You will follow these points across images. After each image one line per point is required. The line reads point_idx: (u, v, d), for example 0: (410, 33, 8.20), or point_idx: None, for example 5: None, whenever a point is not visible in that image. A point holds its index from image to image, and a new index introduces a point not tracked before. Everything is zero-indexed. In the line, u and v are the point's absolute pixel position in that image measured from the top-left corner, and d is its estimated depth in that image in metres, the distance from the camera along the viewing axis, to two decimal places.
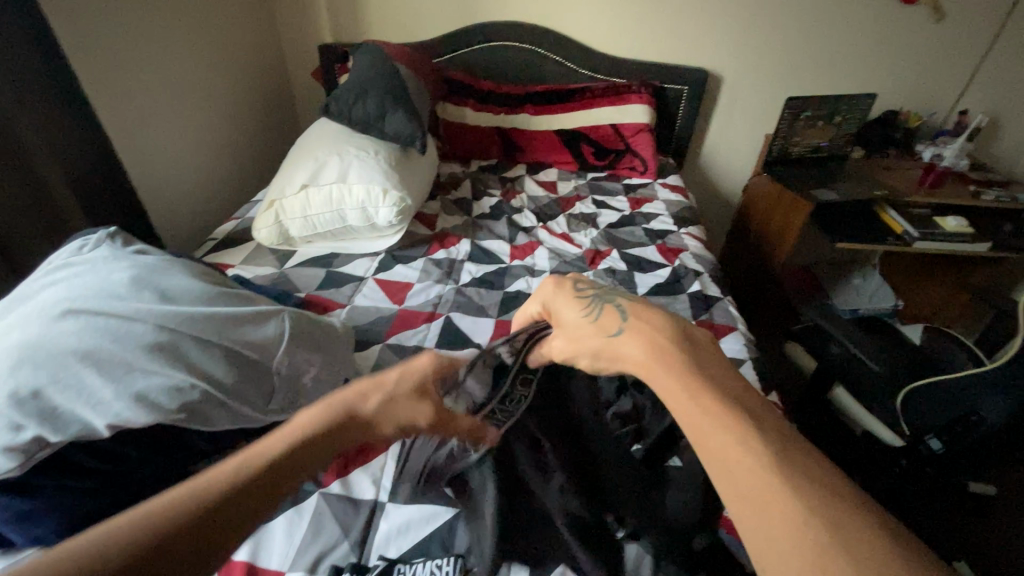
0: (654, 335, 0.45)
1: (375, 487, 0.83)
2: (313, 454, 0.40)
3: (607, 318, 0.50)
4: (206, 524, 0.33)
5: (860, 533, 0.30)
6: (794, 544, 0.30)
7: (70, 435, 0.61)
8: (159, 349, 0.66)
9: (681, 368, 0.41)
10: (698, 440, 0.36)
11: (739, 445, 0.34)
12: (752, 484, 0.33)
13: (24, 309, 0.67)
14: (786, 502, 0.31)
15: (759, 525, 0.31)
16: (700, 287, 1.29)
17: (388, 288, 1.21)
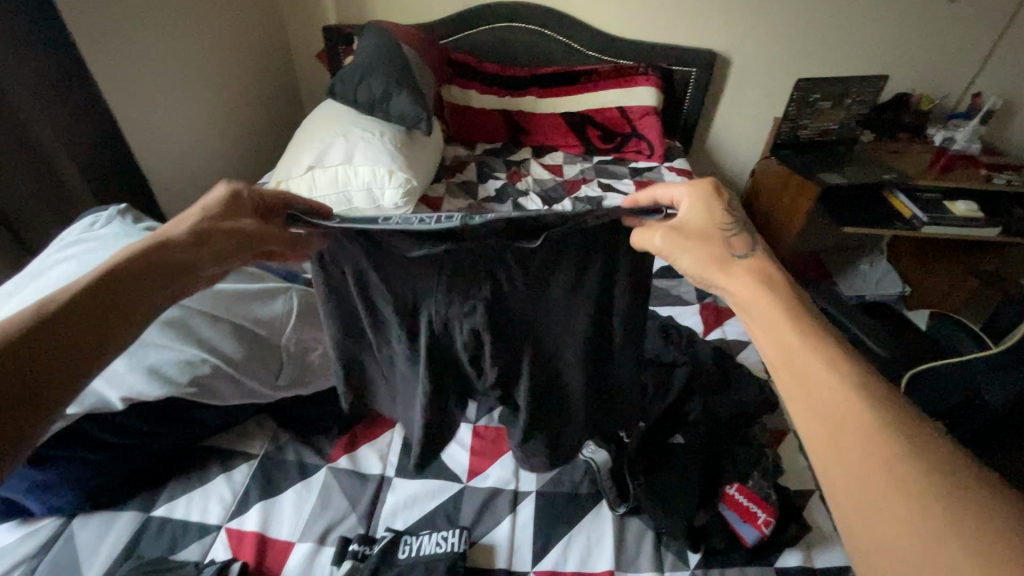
0: (765, 274, 0.54)
1: (382, 462, 0.85)
2: (99, 310, 0.49)
3: (737, 243, 0.59)
4: (14, 378, 0.42)
5: (918, 432, 0.39)
6: (861, 436, 0.39)
7: (85, 407, 0.65)
8: (169, 324, 0.68)
9: (777, 304, 0.50)
10: (789, 362, 0.46)
11: (824, 368, 0.44)
12: (830, 394, 0.42)
13: (37, 285, 0.68)
14: (859, 411, 0.41)
15: (825, 429, 0.42)
16: None
17: None
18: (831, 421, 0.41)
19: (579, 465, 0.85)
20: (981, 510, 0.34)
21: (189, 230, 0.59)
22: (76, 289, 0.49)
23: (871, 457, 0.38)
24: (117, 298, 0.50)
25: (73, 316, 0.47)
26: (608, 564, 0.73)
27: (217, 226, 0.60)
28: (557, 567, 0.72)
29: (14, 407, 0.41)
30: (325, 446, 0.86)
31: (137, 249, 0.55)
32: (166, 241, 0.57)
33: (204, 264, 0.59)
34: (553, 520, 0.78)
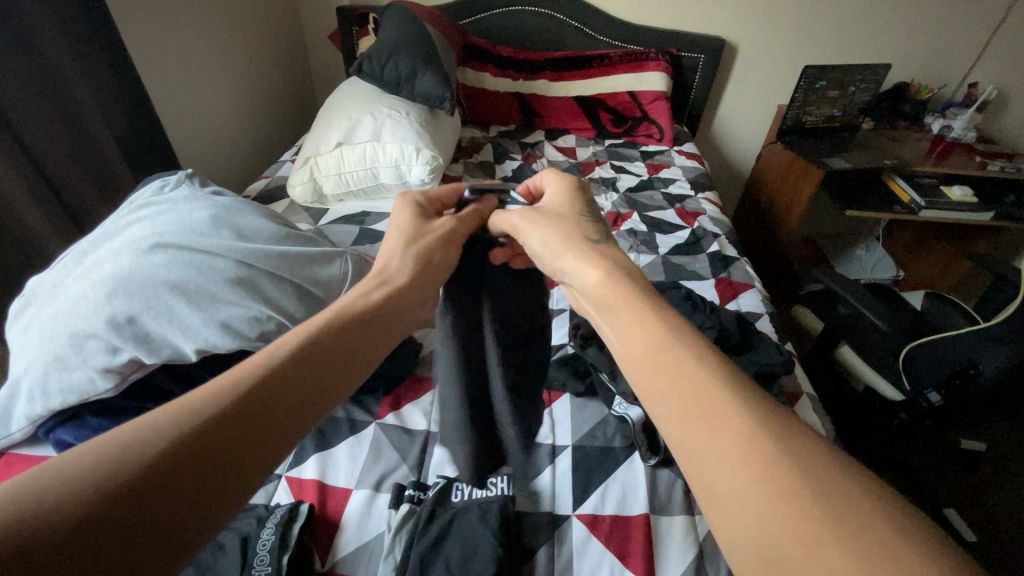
0: (612, 268, 0.48)
1: (426, 419, 0.90)
2: (347, 341, 0.47)
3: (602, 244, 0.53)
4: (285, 388, 0.39)
5: (790, 431, 0.33)
6: (734, 442, 0.33)
7: (162, 357, 0.69)
8: (239, 282, 0.72)
9: (637, 305, 0.43)
10: (652, 362, 0.39)
11: (691, 367, 0.37)
12: (702, 399, 0.35)
13: (113, 244, 0.74)
14: (733, 417, 0.34)
15: (695, 446, 0.34)
16: (718, 248, 1.35)
17: None
18: (699, 430, 0.34)
19: (611, 422, 0.91)
20: (868, 525, 0.28)
21: (408, 259, 0.58)
22: (324, 320, 0.47)
23: (744, 469, 0.31)
24: (358, 330, 0.48)
25: (319, 351, 0.44)
26: (643, 507, 0.78)
27: (430, 247, 0.61)
28: (596, 510, 0.78)
29: (277, 418, 0.38)
30: (372, 404, 0.91)
31: (366, 280, 0.55)
32: (393, 269, 0.57)
33: (420, 284, 0.58)
34: (591, 471, 0.84)
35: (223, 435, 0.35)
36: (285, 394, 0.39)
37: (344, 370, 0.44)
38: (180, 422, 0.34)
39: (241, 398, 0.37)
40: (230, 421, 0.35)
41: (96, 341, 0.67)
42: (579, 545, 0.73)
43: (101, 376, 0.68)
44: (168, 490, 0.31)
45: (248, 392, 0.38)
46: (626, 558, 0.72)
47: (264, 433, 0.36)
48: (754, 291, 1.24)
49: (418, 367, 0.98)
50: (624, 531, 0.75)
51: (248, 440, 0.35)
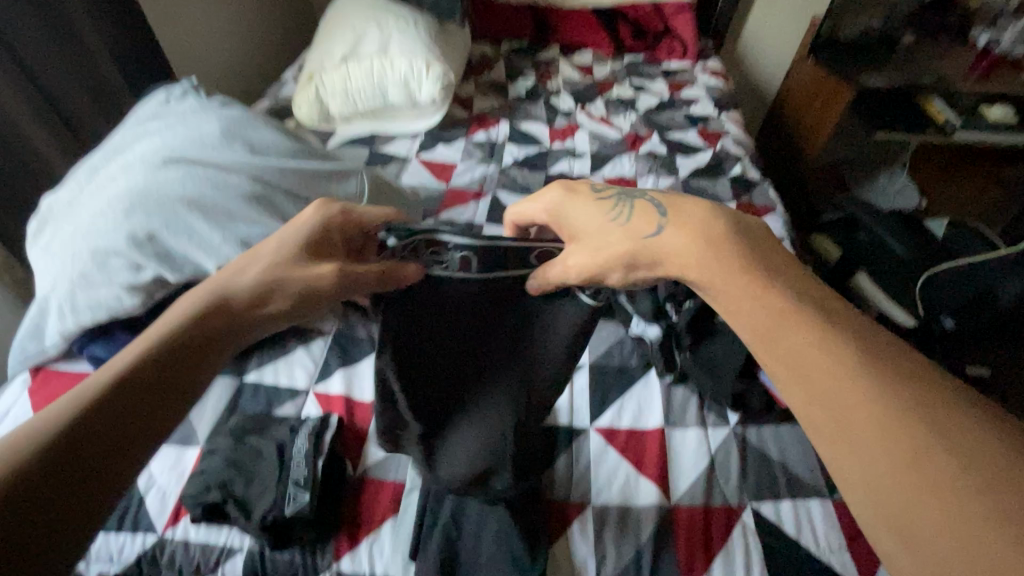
0: (710, 239, 0.44)
1: None
2: (168, 372, 0.42)
3: (638, 219, 0.48)
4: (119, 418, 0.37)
5: (901, 373, 0.35)
6: (859, 406, 0.34)
7: (186, 275, 0.69)
8: (255, 198, 0.71)
9: (745, 277, 0.41)
10: (771, 340, 0.38)
11: (810, 345, 0.37)
12: (821, 371, 0.36)
13: (123, 159, 0.72)
14: (863, 402, 0.34)
15: (832, 430, 0.35)
16: (740, 170, 1.30)
17: (434, 168, 1.25)
18: (830, 414, 0.35)
19: (628, 342, 0.92)
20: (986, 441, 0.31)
21: (260, 280, 0.51)
22: (151, 346, 0.43)
23: (875, 428, 0.33)
24: (200, 350, 0.45)
25: (156, 374, 0.41)
26: (658, 421, 0.81)
27: (292, 270, 0.53)
28: (613, 423, 0.81)
29: (87, 472, 0.34)
30: None
31: (197, 303, 0.48)
32: (240, 286, 0.50)
33: (277, 308, 0.51)
34: (608, 388, 0.86)
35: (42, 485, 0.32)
36: (120, 428, 0.37)
37: (186, 396, 0.42)
38: None
39: (64, 438, 0.34)
40: (49, 468, 0.33)
41: (119, 258, 0.68)
42: (597, 455, 0.77)
43: (127, 293, 0.69)
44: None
45: (39, 454, 0.33)
46: (641, 467, 0.76)
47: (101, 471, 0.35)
48: (775, 214, 1.21)
49: None
50: (639, 443, 0.79)
51: (74, 485, 0.33)
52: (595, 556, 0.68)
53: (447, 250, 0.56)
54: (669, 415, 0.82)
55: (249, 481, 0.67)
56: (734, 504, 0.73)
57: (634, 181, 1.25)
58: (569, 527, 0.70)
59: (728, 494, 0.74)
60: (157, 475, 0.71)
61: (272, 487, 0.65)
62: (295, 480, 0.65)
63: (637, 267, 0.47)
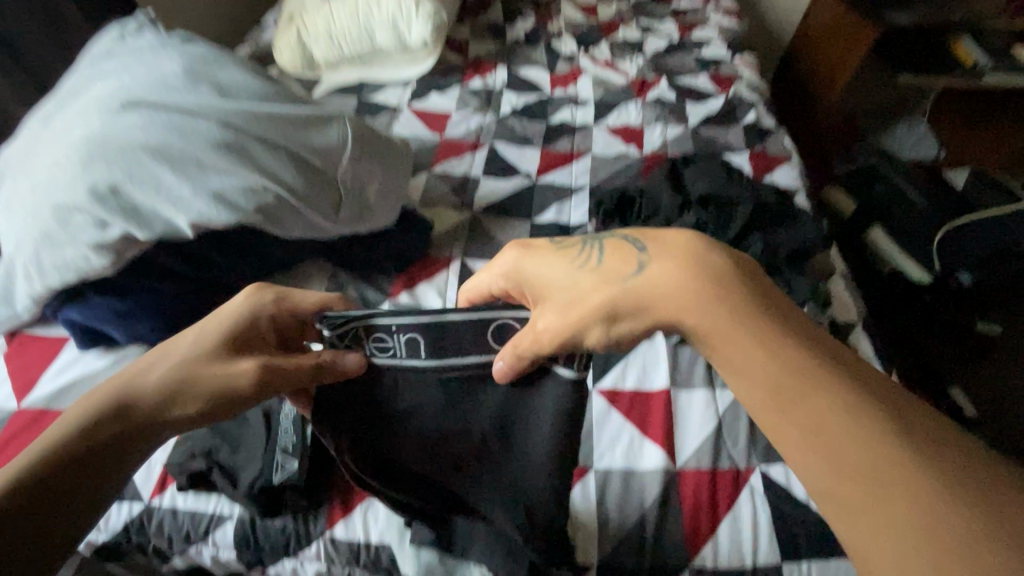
0: (695, 269, 0.35)
1: (442, 299, 0.85)
2: (64, 485, 0.38)
3: (614, 258, 0.37)
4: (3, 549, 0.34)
5: (926, 435, 0.29)
6: (902, 490, 0.27)
7: (157, 233, 0.64)
8: (227, 147, 0.65)
9: (753, 327, 0.33)
10: (788, 404, 0.31)
11: (835, 414, 0.29)
12: (858, 447, 0.28)
13: (78, 103, 0.66)
14: (897, 468, 0.28)
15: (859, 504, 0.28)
16: (755, 117, 1.21)
17: (427, 118, 1.16)
18: (859, 484, 0.28)
19: None
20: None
21: (170, 376, 0.44)
22: (53, 445, 0.39)
23: (916, 517, 0.27)
24: (106, 456, 0.40)
25: (50, 489, 0.37)
26: (664, 383, 0.77)
27: (211, 365, 0.46)
28: (617, 385, 0.77)
29: None
30: (384, 284, 0.87)
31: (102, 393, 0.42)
32: (151, 383, 0.44)
33: (190, 411, 0.44)
34: (611, 349, 0.81)
35: None
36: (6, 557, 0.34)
37: (81, 513, 0.38)
38: None
39: None
40: None
41: (82, 215, 0.63)
42: (600, 418, 0.74)
43: (94, 253, 0.64)
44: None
45: None
46: (646, 430, 0.73)
47: None
48: (791, 164, 1.13)
49: (430, 246, 0.92)
50: (644, 406, 0.75)
51: None
52: (597, 521, 0.66)
53: (391, 336, 0.49)
54: (677, 376, 0.78)
55: (235, 448, 0.63)
56: (742, 469, 0.70)
57: (640, 130, 1.17)
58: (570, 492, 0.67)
59: (736, 457, 0.71)
60: None
61: (258, 454, 0.61)
62: (282, 448, 0.62)
63: (622, 322, 0.36)
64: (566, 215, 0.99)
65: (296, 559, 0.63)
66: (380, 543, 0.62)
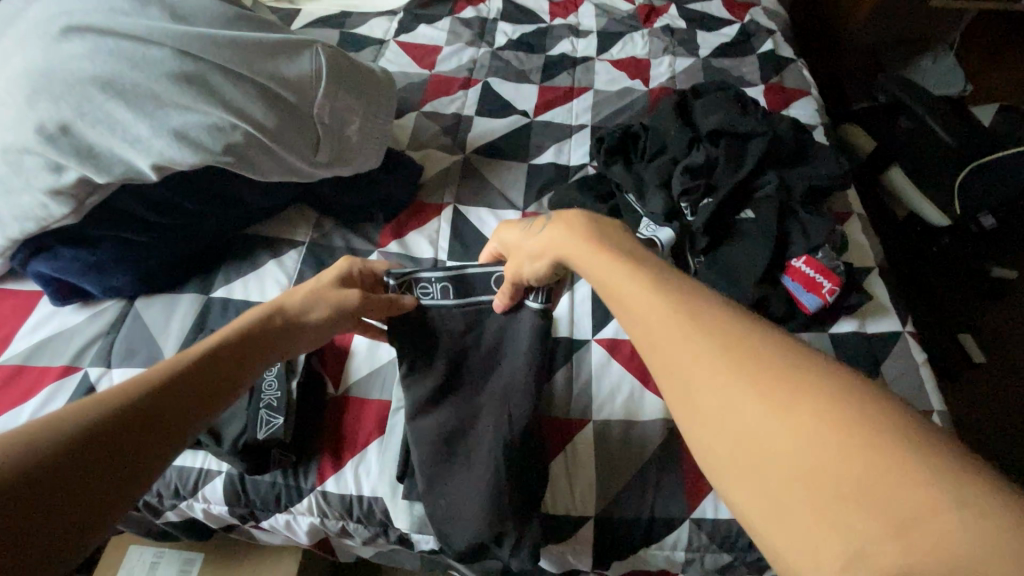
0: (575, 224, 0.43)
1: (433, 248, 0.81)
2: (216, 365, 0.42)
3: (536, 226, 0.50)
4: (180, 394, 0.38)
5: (805, 373, 0.25)
6: (747, 426, 0.25)
7: (117, 176, 0.59)
8: (186, 79, 0.58)
9: (636, 272, 0.33)
10: (665, 357, 0.29)
11: (704, 360, 0.27)
12: (706, 383, 0.27)
13: (17, 32, 0.59)
14: (773, 418, 0.24)
15: (744, 465, 0.25)
16: (772, 46, 1.11)
17: (415, 52, 1.07)
18: (734, 440, 0.25)
19: None
20: (895, 447, 0.22)
21: (307, 298, 0.53)
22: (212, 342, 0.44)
23: (799, 464, 0.23)
24: (242, 352, 0.45)
25: (208, 366, 0.41)
26: None
27: (332, 294, 0.54)
28: (617, 335, 0.74)
29: (150, 438, 0.34)
30: (372, 233, 0.82)
31: (256, 312, 0.50)
32: (285, 304, 0.51)
33: (312, 328, 0.52)
34: None
35: (125, 437, 0.33)
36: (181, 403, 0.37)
37: (224, 392, 0.42)
38: (81, 419, 0.31)
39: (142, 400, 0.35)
40: (133, 424, 0.33)
41: (33, 157, 0.57)
42: (599, 369, 0.71)
43: (52, 199, 0.59)
44: (14, 532, 0.25)
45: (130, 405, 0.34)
46: (648, 381, 0.69)
47: (165, 434, 0.35)
48: (810, 99, 1.04)
49: (420, 192, 0.86)
50: (645, 355, 0.72)
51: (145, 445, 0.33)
52: (596, 471, 0.64)
53: (429, 281, 0.59)
54: None
55: None
56: None
57: (646, 63, 1.08)
58: (567, 444, 0.65)
59: None
60: None
61: (242, 409, 0.59)
62: (266, 404, 0.60)
63: (536, 264, 0.48)
64: (566, 156, 0.93)
65: (289, 512, 0.63)
66: (373, 496, 0.61)
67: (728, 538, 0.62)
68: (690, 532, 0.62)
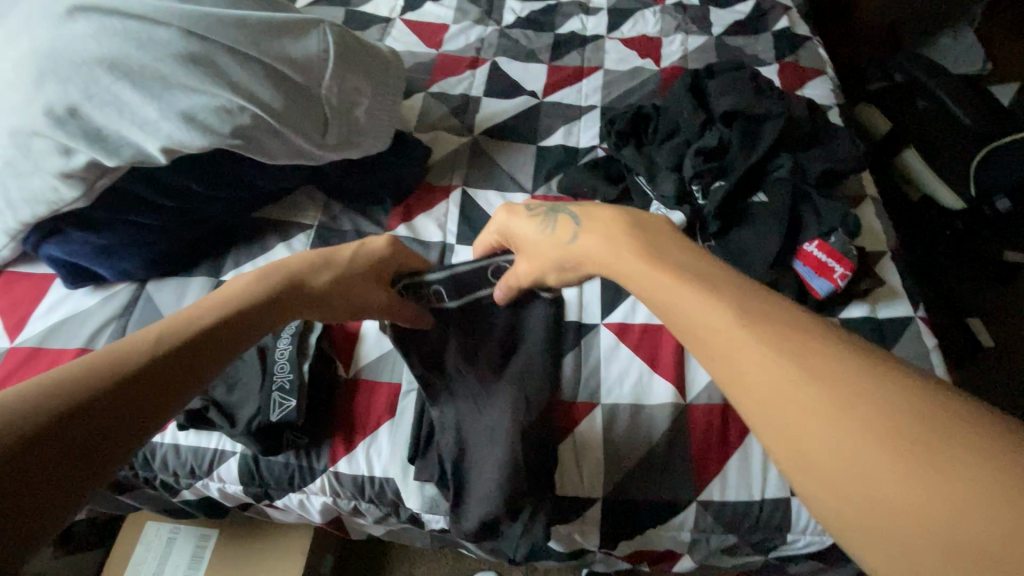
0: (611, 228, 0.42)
1: (441, 231, 0.80)
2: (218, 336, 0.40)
3: (562, 228, 0.47)
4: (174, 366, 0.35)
5: (873, 379, 0.25)
6: (825, 447, 0.24)
7: (127, 159, 0.59)
8: (192, 59, 0.57)
9: (700, 284, 0.33)
10: (727, 362, 0.29)
11: (768, 365, 0.27)
12: (787, 403, 0.26)
13: (22, 12, 0.58)
14: (845, 421, 0.24)
15: (817, 470, 0.25)
16: (789, 23, 1.07)
17: (421, 31, 1.05)
18: (806, 443, 0.25)
19: None
20: (976, 452, 0.22)
21: (325, 282, 0.50)
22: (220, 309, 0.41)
23: (876, 468, 0.23)
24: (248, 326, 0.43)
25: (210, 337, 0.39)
26: None
27: (364, 288, 0.52)
28: (626, 319, 0.74)
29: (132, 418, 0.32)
30: (380, 216, 0.82)
31: (275, 278, 0.47)
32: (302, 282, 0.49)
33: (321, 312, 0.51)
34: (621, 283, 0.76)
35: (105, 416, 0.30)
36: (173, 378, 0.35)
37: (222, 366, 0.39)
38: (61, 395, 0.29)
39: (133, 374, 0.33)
40: (117, 400, 0.31)
41: (42, 140, 0.57)
42: (608, 353, 0.71)
43: (62, 182, 0.59)
44: None
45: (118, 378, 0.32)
46: (656, 365, 0.70)
47: (149, 412, 0.33)
48: (826, 78, 1.01)
49: (428, 175, 0.86)
50: (654, 340, 0.72)
51: (126, 422, 0.31)
52: (604, 454, 0.65)
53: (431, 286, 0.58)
54: None
55: (232, 387, 0.62)
56: None
57: (658, 41, 1.05)
58: (576, 427, 0.66)
59: None
60: None
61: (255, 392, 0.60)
62: (279, 386, 0.60)
63: (566, 275, 0.46)
64: (575, 138, 0.91)
65: (302, 492, 0.64)
66: (384, 477, 0.62)
67: (734, 520, 0.63)
68: (696, 514, 0.63)
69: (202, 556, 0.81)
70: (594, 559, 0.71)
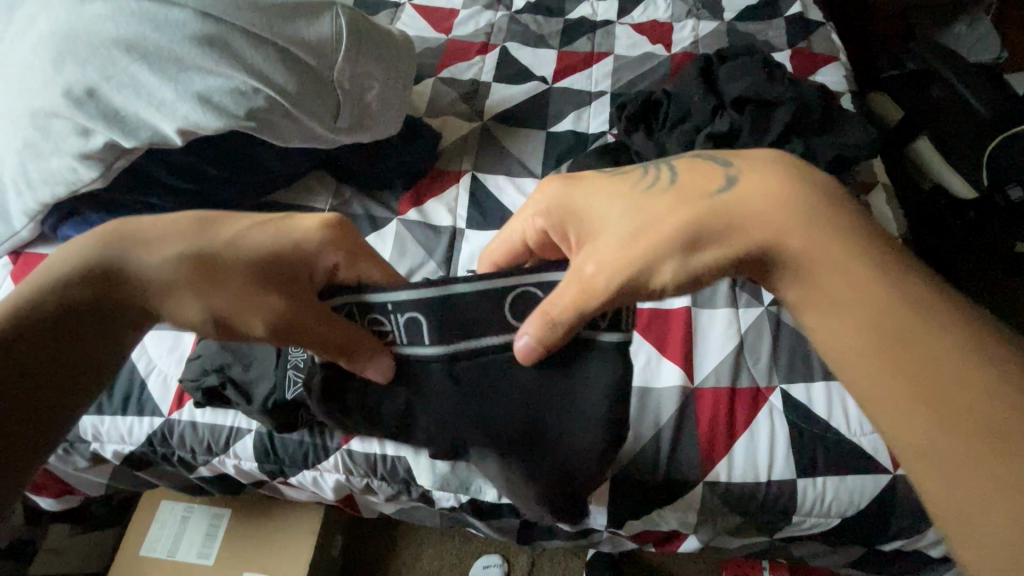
0: (770, 181, 0.35)
1: (452, 216, 0.81)
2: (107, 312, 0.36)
3: (694, 179, 0.38)
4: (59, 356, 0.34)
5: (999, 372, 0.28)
6: (925, 400, 0.29)
7: (144, 141, 0.60)
8: (208, 41, 0.58)
9: (863, 254, 0.33)
10: (866, 311, 0.32)
11: (913, 324, 0.30)
12: (911, 358, 0.30)
13: None
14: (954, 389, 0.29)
15: (908, 413, 0.30)
16: (801, 8, 1.06)
17: (431, 15, 1.05)
18: (910, 392, 0.30)
19: None
20: None
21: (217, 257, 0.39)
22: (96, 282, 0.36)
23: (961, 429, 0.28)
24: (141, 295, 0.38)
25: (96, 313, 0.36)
26: (686, 301, 0.73)
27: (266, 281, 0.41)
28: (636, 302, 0.74)
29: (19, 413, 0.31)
30: (391, 201, 0.82)
31: (158, 232, 0.39)
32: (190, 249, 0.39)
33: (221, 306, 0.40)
34: None
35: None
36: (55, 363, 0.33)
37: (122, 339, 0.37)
38: None
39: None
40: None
41: (61, 121, 0.58)
42: None
43: (81, 163, 0.60)
44: None
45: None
46: (665, 349, 0.70)
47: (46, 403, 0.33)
48: (838, 64, 1.00)
49: (438, 160, 0.86)
50: (663, 324, 0.72)
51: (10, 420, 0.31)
52: None
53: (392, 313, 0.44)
54: (699, 292, 0.74)
55: (246, 364, 0.62)
56: (762, 386, 0.68)
57: (669, 26, 1.05)
58: None
59: (757, 376, 0.68)
60: (156, 360, 0.68)
61: (270, 368, 0.60)
62: (292, 363, 0.60)
63: (700, 248, 0.35)
64: (585, 124, 0.91)
65: (316, 469, 0.65)
66: (396, 455, 0.63)
67: (740, 501, 0.63)
68: (703, 494, 0.64)
69: (216, 532, 0.83)
70: (601, 539, 0.73)
